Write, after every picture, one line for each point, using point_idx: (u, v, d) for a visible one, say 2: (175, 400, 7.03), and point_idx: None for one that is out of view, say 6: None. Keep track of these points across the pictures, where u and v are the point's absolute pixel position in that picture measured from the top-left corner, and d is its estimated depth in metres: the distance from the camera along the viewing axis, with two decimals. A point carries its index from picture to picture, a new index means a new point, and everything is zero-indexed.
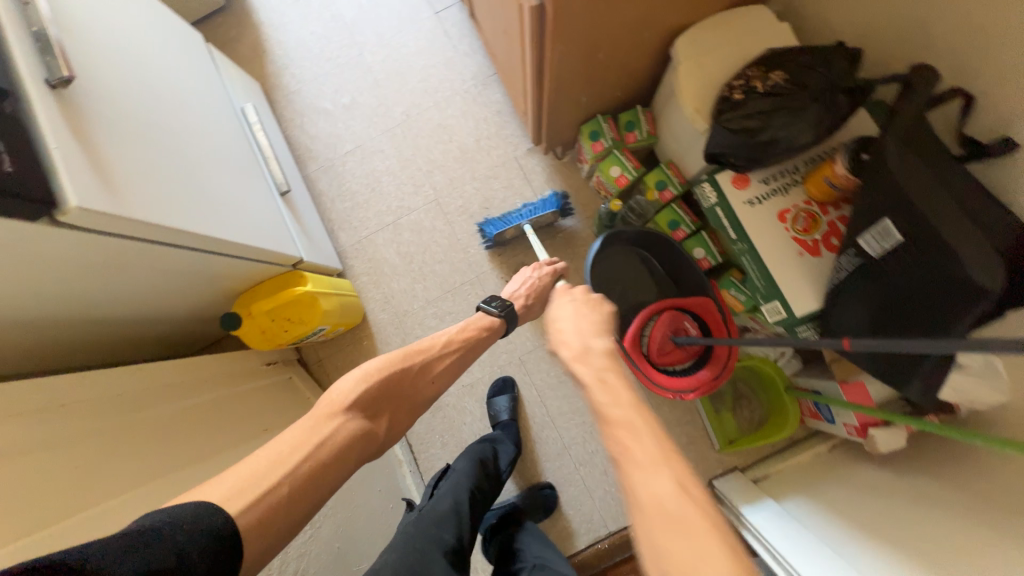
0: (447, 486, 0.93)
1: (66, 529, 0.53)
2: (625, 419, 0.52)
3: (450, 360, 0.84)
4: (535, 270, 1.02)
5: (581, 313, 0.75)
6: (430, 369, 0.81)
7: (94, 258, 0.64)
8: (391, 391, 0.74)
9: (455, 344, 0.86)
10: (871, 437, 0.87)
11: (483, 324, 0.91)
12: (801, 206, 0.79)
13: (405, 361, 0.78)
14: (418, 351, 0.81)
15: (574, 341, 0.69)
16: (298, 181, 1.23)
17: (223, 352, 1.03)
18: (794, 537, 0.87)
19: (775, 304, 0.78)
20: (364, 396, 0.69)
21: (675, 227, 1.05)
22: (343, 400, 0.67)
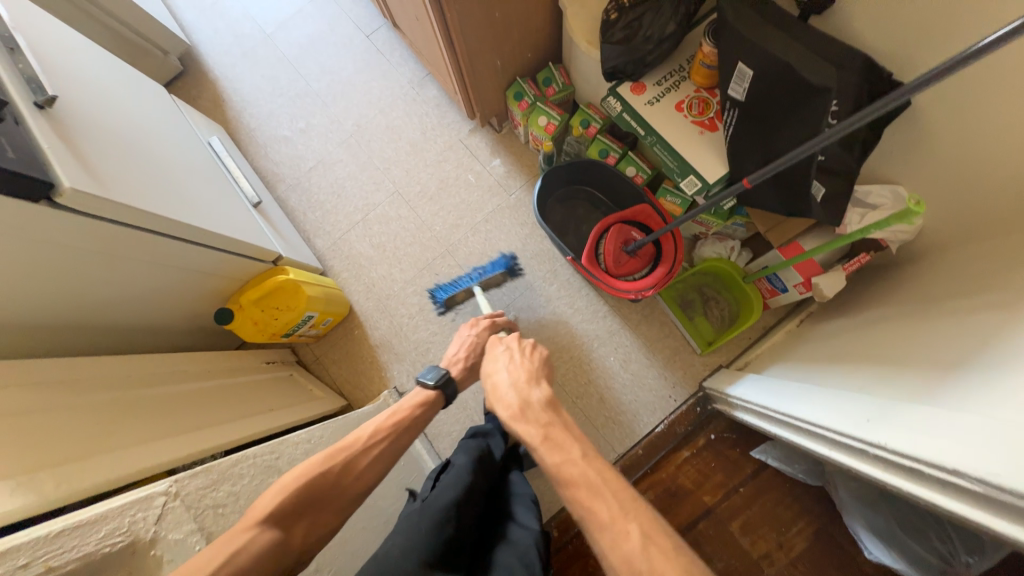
0: (447, 479, 0.86)
1: (87, 465, 0.61)
2: (615, 522, 0.55)
3: (381, 451, 0.68)
4: (472, 329, 1.02)
5: (515, 363, 0.84)
6: (359, 465, 0.65)
7: (89, 242, 0.75)
8: (313, 497, 0.60)
9: (382, 432, 0.70)
10: (816, 287, 0.96)
11: (417, 402, 0.78)
12: (692, 95, 0.91)
13: (322, 466, 0.62)
14: (339, 449, 0.65)
15: (513, 398, 0.76)
16: (269, 198, 1.36)
17: (225, 353, 1.12)
18: (771, 389, 0.94)
19: (691, 178, 0.89)
20: (278, 511, 0.56)
21: (605, 155, 1.16)
22: (257, 515, 0.55)
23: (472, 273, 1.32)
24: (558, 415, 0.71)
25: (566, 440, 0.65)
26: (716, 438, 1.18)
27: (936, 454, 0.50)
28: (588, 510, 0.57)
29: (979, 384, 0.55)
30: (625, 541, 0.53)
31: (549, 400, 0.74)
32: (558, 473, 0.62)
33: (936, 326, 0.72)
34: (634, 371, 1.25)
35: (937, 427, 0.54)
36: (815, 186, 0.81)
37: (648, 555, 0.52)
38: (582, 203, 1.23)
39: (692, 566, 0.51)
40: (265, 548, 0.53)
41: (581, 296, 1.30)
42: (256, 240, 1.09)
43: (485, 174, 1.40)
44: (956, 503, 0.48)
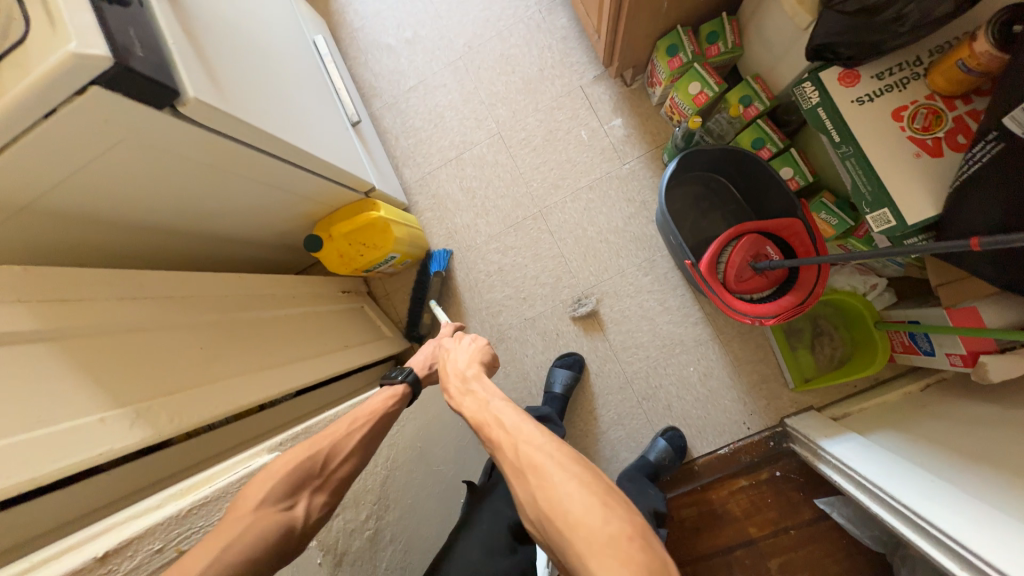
0: None
1: (190, 397, 0.61)
2: (504, 440, 0.59)
3: (366, 436, 0.62)
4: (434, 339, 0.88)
5: (466, 351, 0.79)
6: (339, 454, 0.58)
7: (198, 154, 0.69)
8: (302, 476, 0.54)
9: (360, 419, 0.63)
10: (979, 366, 0.80)
11: (389, 394, 0.70)
12: (922, 102, 0.70)
13: (308, 449, 0.56)
14: (320, 435, 0.60)
15: (452, 379, 0.74)
16: (365, 116, 1.26)
17: (308, 277, 1.10)
18: (883, 465, 0.85)
19: (884, 214, 0.71)
20: (271, 493, 0.51)
21: (759, 146, 0.97)
22: (250, 501, 0.50)
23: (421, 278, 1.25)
24: (478, 381, 0.72)
25: (484, 394, 0.68)
26: (781, 476, 1.11)
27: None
28: (488, 440, 0.61)
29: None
30: (509, 452, 0.57)
31: (477, 375, 0.73)
32: (472, 418, 0.66)
33: None
34: (711, 387, 1.16)
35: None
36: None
37: (525, 452, 0.56)
38: (711, 194, 1.06)
39: (559, 451, 0.55)
40: (274, 531, 0.49)
41: (675, 296, 1.18)
42: (352, 168, 1.01)
43: (600, 134, 1.23)
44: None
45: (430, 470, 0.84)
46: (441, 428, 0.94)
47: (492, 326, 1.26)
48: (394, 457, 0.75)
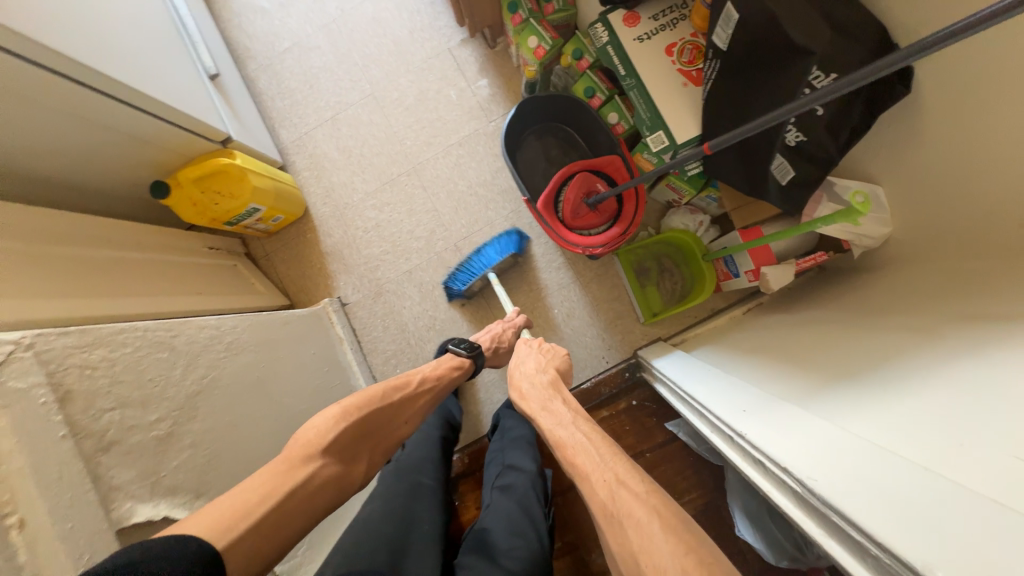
0: (418, 438, 1.00)
1: None
2: (595, 471, 0.56)
3: (425, 398, 0.83)
4: (501, 323, 1.07)
5: (536, 354, 0.87)
6: (401, 416, 0.78)
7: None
8: (364, 433, 0.71)
9: (428, 383, 0.85)
10: (764, 278, 0.92)
11: (454, 363, 0.93)
12: (687, 39, 0.80)
13: (383, 399, 0.76)
14: (396, 387, 0.79)
15: (522, 383, 0.80)
16: (232, 73, 1.26)
17: (164, 230, 1.10)
18: (687, 364, 0.93)
19: (659, 135, 0.81)
20: (336, 441, 0.66)
21: (591, 95, 1.05)
22: (319, 443, 0.64)
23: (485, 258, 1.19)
24: (556, 397, 0.74)
25: (563, 411, 0.70)
26: (637, 404, 1.19)
27: (791, 460, 0.47)
28: (574, 465, 0.60)
29: (867, 399, 0.51)
30: (600, 488, 0.54)
31: (555, 387, 0.76)
32: (551, 436, 0.67)
33: (860, 337, 0.68)
34: (574, 327, 1.24)
35: (813, 429, 0.49)
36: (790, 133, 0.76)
37: (620, 496, 0.52)
38: (559, 144, 1.15)
39: (659, 504, 0.50)
40: (327, 477, 0.63)
41: (540, 244, 1.25)
42: (202, 115, 1.02)
43: (468, 93, 1.29)
44: (793, 510, 0.45)
45: (266, 398, 0.85)
46: (288, 366, 0.96)
47: (370, 281, 1.29)
48: (214, 376, 0.76)
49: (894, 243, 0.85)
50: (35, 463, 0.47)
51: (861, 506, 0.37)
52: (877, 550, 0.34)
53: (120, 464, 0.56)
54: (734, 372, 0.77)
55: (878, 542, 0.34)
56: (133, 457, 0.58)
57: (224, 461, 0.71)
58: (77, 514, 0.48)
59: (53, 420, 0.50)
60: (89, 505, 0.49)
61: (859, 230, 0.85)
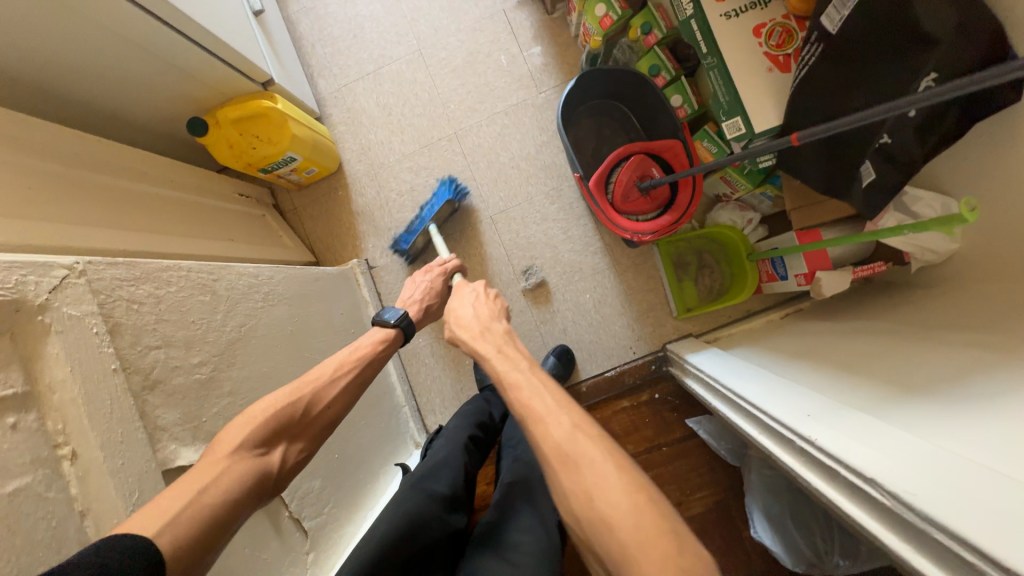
0: (440, 443, 0.97)
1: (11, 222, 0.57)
2: (550, 414, 0.49)
3: (347, 383, 0.66)
4: (425, 273, 0.89)
5: (484, 296, 0.74)
6: (319, 403, 0.61)
7: None
8: (286, 426, 0.58)
9: (347, 367, 0.66)
10: (816, 282, 0.90)
11: (377, 337, 0.73)
12: (779, 20, 0.75)
13: (293, 400, 0.59)
14: (307, 380, 0.62)
15: (473, 323, 0.67)
16: (276, 12, 1.20)
17: (197, 171, 1.06)
18: (727, 362, 0.91)
19: (736, 121, 0.77)
20: (251, 439, 0.54)
21: (655, 73, 1.00)
22: (228, 447, 0.53)
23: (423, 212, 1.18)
24: (508, 339, 0.62)
25: (518, 356, 0.59)
26: (659, 398, 1.18)
27: (873, 469, 0.46)
28: (526, 408, 0.51)
29: (952, 416, 0.50)
30: (555, 430, 0.48)
31: (506, 330, 0.65)
32: (500, 380, 0.56)
33: (926, 352, 0.66)
34: (605, 314, 1.21)
35: (913, 452, 0.46)
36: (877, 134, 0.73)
37: (578, 439, 0.47)
38: (613, 123, 1.10)
39: (618, 452, 0.47)
40: (252, 471, 0.53)
41: (577, 225, 1.22)
42: (246, 52, 0.96)
43: (519, 60, 1.23)
44: (872, 521, 0.45)
45: (299, 354, 0.83)
46: (319, 323, 0.94)
47: None
48: (252, 326, 0.74)
49: (959, 260, 0.82)
50: (87, 394, 0.44)
51: (972, 524, 0.37)
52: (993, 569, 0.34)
53: (165, 405, 0.54)
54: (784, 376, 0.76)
55: (1000, 562, 0.33)
56: (177, 400, 0.56)
57: None
58: (127, 451, 0.46)
59: (106, 352, 0.47)
60: (139, 444, 0.47)
61: (924, 244, 0.82)
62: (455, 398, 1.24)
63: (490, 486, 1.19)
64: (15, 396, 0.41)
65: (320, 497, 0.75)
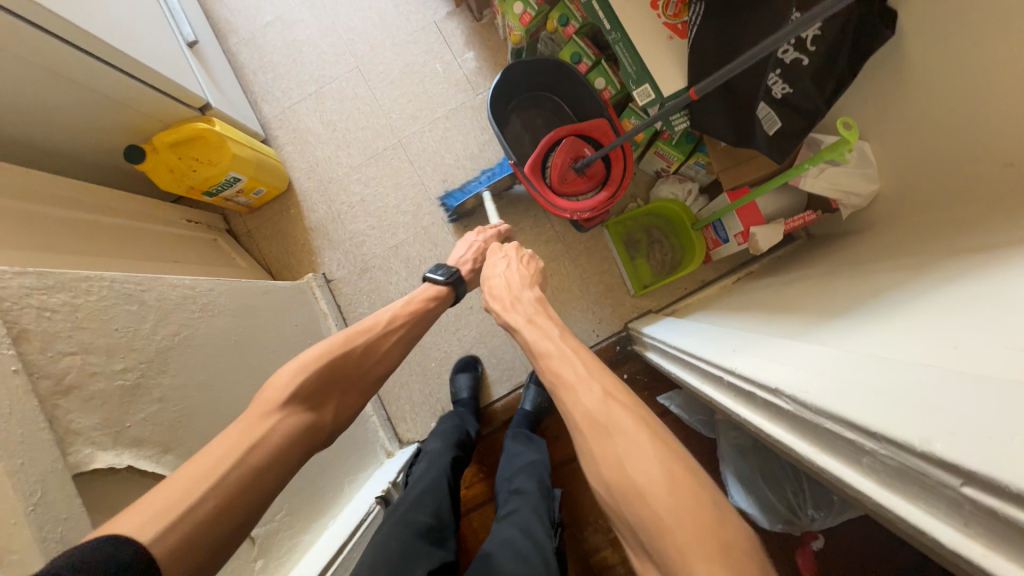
0: (422, 467, 0.93)
1: None
2: (579, 381, 0.54)
3: (396, 338, 0.76)
4: (480, 234, 1.00)
5: (512, 267, 0.81)
6: (375, 352, 0.72)
7: None
8: (339, 373, 0.66)
9: (400, 319, 0.77)
10: (753, 238, 0.93)
11: (429, 295, 0.84)
12: None
13: (347, 345, 0.69)
14: (361, 330, 0.72)
15: (506, 293, 0.74)
16: (214, 44, 1.24)
17: (142, 200, 1.07)
18: (676, 326, 0.92)
19: (646, 87, 0.80)
20: (299, 393, 0.60)
21: (577, 60, 1.03)
22: (274, 402, 0.58)
23: (482, 177, 1.19)
24: (543, 314, 0.68)
25: (550, 325, 0.65)
26: (628, 377, 1.16)
27: (782, 382, 0.44)
28: (554, 373, 0.57)
29: (866, 328, 0.49)
30: (585, 398, 0.52)
31: (538, 302, 0.71)
32: (533, 348, 0.63)
33: (851, 285, 0.66)
34: (564, 300, 1.22)
35: (822, 360, 0.45)
36: (775, 82, 0.75)
37: (610, 405, 0.50)
38: (547, 113, 1.14)
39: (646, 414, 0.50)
40: (284, 442, 0.56)
41: (527, 216, 1.24)
42: (179, 78, 0.99)
43: (454, 66, 1.28)
44: (791, 437, 0.43)
45: (244, 363, 0.82)
46: (269, 334, 0.93)
47: (356, 256, 1.26)
48: (188, 335, 0.73)
49: (881, 200, 0.85)
50: None
51: (867, 411, 0.33)
52: (876, 444, 0.31)
53: (80, 410, 0.53)
54: (727, 324, 0.76)
55: (877, 433, 0.31)
56: (95, 405, 0.54)
57: (196, 420, 0.67)
58: (27, 451, 0.45)
59: (5, 354, 0.47)
60: (43, 447, 0.46)
61: (846, 188, 0.85)
62: (424, 402, 1.22)
63: (469, 489, 1.15)
64: None
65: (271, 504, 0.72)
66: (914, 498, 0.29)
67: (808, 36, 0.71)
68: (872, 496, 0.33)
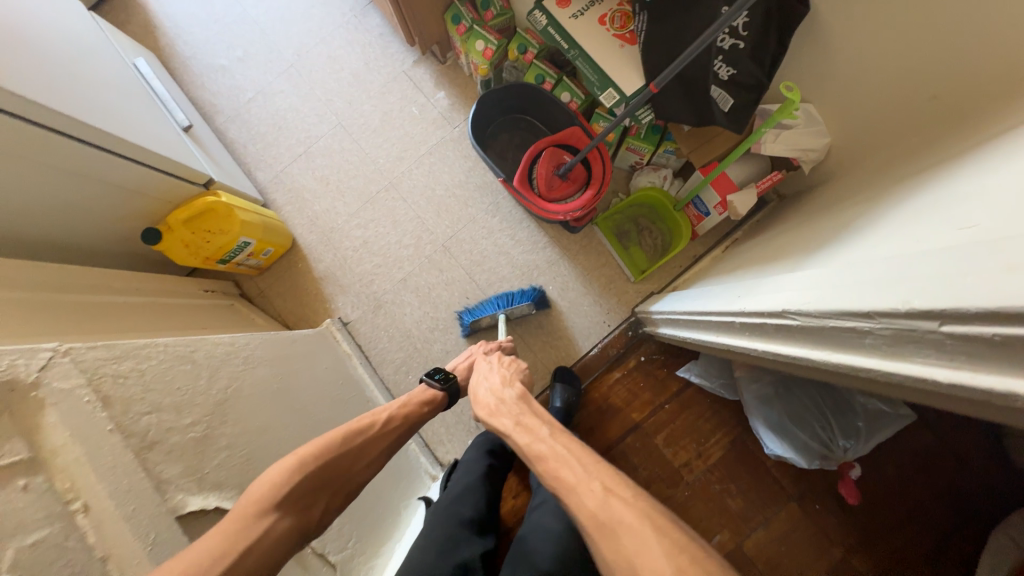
0: (460, 471, 0.96)
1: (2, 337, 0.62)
2: (580, 483, 0.53)
3: (388, 442, 0.72)
4: (480, 345, 0.99)
5: (496, 370, 0.81)
6: (364, 459, 0.68)
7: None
8: (327, 478, 0.62)
9: (395, 420, 0.74)
10: (731, 206, 1.04)
11: (426, 397, 0.82)
12: (615, 8, 0.91)
13: (341, 446, 0.66)
14: (356, 429, 0.69)
15: (489, 397, 0.73)
16: (205, 126, 1.33)
17: (160, 278, 1.13)
18: (682, 297, 1.00)
19: (610, 91, 0.91)
20: (297, 493, 0.58)
21: (542, 81, 1.15)
22: (272, 495, 0.56)
23: (499, 300, 1.25)
24: (530, 406, 0.69)
25: (539, 424, 0.63)
26: (645, 359, 1.22)
27: (786, 303, 0.52)
28: (557, 478, 0.55)
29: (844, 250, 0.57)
30: (588, 499, 0.51)
31: (523, 398, 0.71)
32: (527, 452, 0.60)
33: (826, 223, 0.75)
34: (571, 299, 1.28)
35: (813, 280, 0.52)
36: (719, 66, 0.86)
37: (610, 504, 0.50)
38: (522, 132, 1.24)
39: (649, 508, 0.50)
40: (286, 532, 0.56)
41: (522, 228, 1.32)
42: (184, 159, 1.06)
43: (429, 107, 1.38)
44: (806, 351, 0.50)
45: (291, 405, 0.86)
46: (306, 377, 0.98)
47: (368, 295, 1.32)
48: (238, 386, 0.78)
49: (835, 150, 0.94)
50: (89, 452, 0.48)
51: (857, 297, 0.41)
52: (873, 323, 0.39)
53: (165, 459, 0.57)
54: (726, 282, 0.85)
55: (873, 312, 0.38)
56: (176, 454, 0.59)
57: (262, 460, 0.71)
58: (135, 497, 0.49)
59: (99, 416, 0.52)
60: (146, 491, 0.50)
61: (802, 146, 0.94)
62: (458, 422, 1.25)
63: (517, 498, 1.16)
64: (22, 461, 0.44)
65: (341, 531, 0.75)
66: (912, 356, 0.36)
67: (739, 24, 0.81)
68: (882, 369, 0.39)
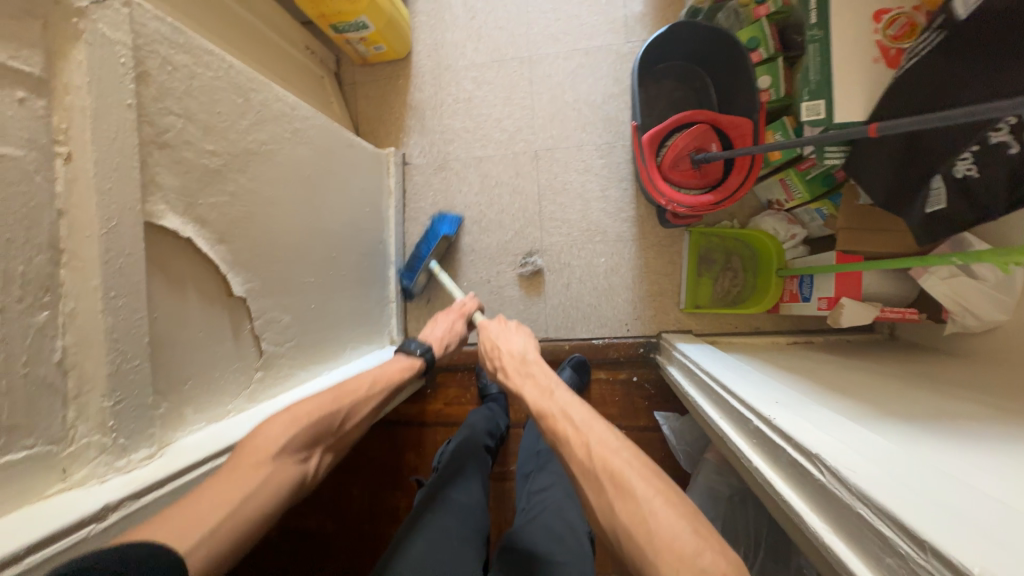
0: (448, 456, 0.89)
1: None
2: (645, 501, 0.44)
3: (373, 406, 0.69)
4: (445, 313, 0.91)
5: (515, 336, 0.73)
6: (354, 417, 0.65)
7: None
8: (321, 430, 0.60)
9: (377, 389, 0.70)
10: (837, 308, 0.86)
11: (404, 367, 0.77)
12: (908, 9, 0.68)
13: (332, 406, 0.63)
14: (345, 393, 0.65)
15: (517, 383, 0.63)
16: None
17: (275, 7, 1.06)
18: (718, 355, 0.87)
19: (818, 103, 0.73)
20: (293, 443, 0.56)
21: (753, 46, 0.92)
22: (272, 446, 0.54)
23: (422, 246, 1.15)
24: (540, 368, 0.65)
25: (581, 411, 0.55)
26: (636, 381, 1.14)
27: (821, 447, 0.42)
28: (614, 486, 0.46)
29: (925, 443, 0.45)
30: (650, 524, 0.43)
31: (537, 362, 0.67)
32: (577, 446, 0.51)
33: (926, 397, 0.61)
34: (613, 282, 1.17)
35: (868, 445, 0.43)
36: (964, 159, 0.63)
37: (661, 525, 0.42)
38: (689, 91, 1.06)
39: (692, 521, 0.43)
40: (290, 476, 0.54)
41: (617, 187, 1.17)
42: None
43: (618, 3, 1.18)
44: (807, 507, 0.42)
45: (309, 198, 0.84)
46: (337, 185, 0.94)
47: (438, 151, 1.25)
48: (274, 149, 0.75)
49: (998, 333, 0.75)
50: (97, 110, 0.46)
51: (923, 516, 0.32)
52: (915, 552, 0.31)
53: (167, 167, 0.55)
54: (765, 374, 0.73)
55: (923, 540, 0.30)
56: (181, 169, 0.57)
57: (255, 227, 0.70)
58: (117, 180, 0.48)
59: (124, 85, 0.49)
60: (129, 181, 0.49)
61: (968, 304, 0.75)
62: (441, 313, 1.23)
63: (446, 407, 1.17)
64: (32, 75, 0.42)
65: (285, 329, 0.77)
66: None
67: None
68: None
